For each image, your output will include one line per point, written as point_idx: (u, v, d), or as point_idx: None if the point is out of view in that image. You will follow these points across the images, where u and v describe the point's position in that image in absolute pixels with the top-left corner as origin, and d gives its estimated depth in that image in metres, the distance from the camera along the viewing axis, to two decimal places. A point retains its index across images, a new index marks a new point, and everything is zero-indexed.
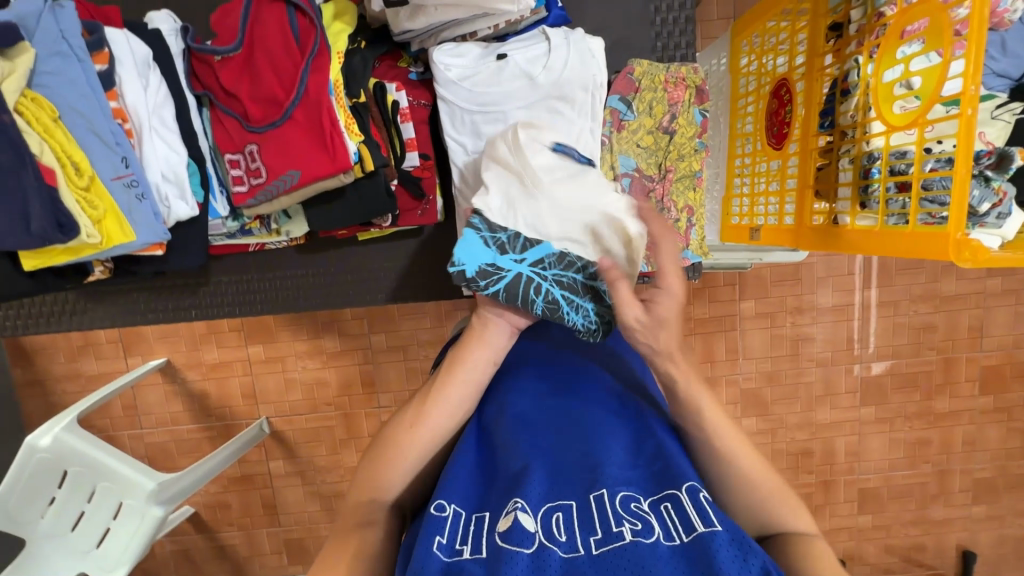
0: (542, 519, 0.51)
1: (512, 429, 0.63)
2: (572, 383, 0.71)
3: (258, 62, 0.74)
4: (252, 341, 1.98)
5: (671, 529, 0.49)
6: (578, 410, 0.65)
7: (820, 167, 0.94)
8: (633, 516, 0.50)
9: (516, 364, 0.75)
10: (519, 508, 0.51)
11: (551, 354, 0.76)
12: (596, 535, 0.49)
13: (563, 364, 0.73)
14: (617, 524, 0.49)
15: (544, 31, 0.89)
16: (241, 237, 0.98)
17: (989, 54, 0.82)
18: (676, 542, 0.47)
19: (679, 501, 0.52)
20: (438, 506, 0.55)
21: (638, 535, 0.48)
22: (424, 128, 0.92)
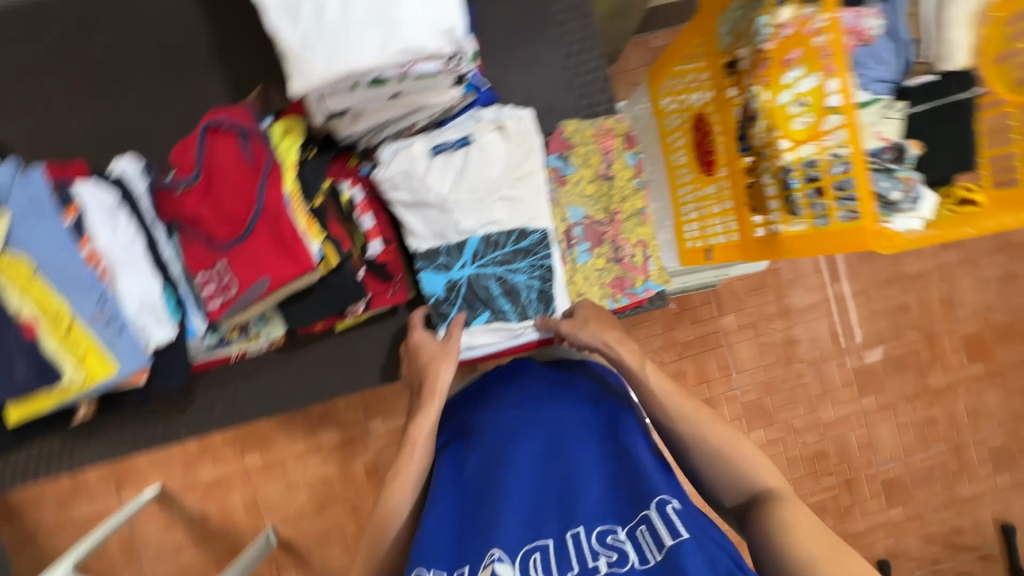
0: (521, 564, 0.66)
1: (504, 481, 0.76)
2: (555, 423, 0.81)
3: (219, 187, 0.80)
4: (248, 451, 1.94)
5: (646, 552, 0.62)
6: (563, 453, 0.77)
7: (749, 184, 1.02)
8: (609, 549, 0.64)
9: (497, 417, 0.86)
10: (496, 560, 0.67)
11: (530, 400, 0.86)
12: (574, 570, 0.64)
13: (546, 406, 0.84)
14: (593, 559, 0.64)
15: (475, 113, 0.99)
16: (222, 349, 1.01)
17: (865, 65, 0.92)
18: (650, 563, 0.61)
19: (651, 524, 0.64)
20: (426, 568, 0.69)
21: (614, 566, 0.62)
22: (382, 216, 0.99)
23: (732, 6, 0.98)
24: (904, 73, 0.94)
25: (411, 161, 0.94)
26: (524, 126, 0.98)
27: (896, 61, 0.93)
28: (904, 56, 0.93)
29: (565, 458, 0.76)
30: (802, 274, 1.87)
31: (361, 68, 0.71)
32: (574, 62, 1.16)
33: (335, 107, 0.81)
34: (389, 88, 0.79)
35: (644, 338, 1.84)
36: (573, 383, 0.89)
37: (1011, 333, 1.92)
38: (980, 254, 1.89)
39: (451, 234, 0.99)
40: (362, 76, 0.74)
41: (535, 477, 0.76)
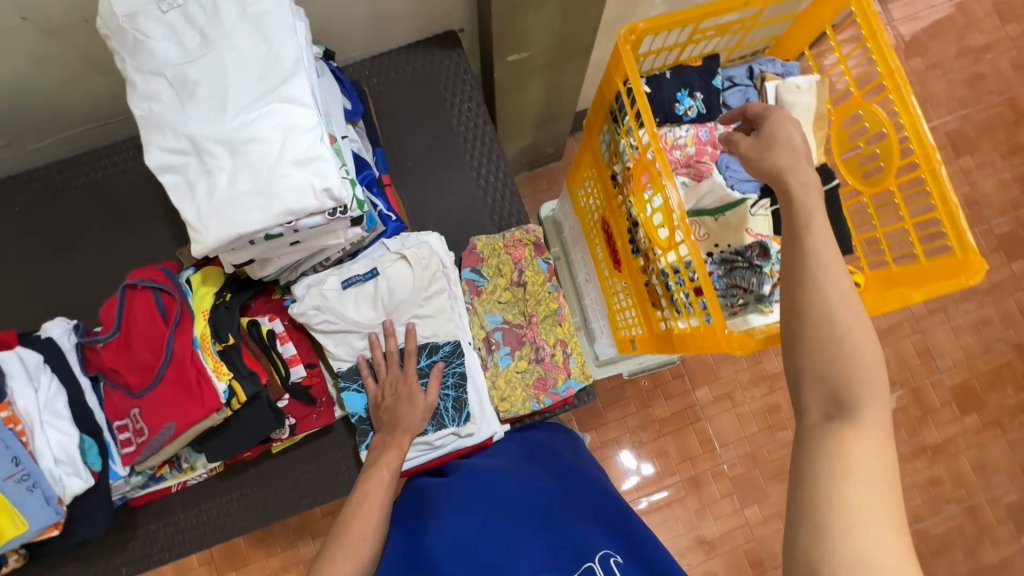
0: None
1: (451, 537, 0.79)
2: (498, 482, 0.90)
3: (133, 340, 0.88)
4: (225, 570, 1.89)
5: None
6: (508, 507, 0.84)
7: (646, 282, 1.08)
8: None
9: (447, 487, 0.91)
10: None
11: (477, 472, 0.94)
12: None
13: (493, 472, 0.93)
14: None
15: (384, 243, 1.07)
16: (155, 484, 1.04)
17: (732, 166, 0.96)
18: None
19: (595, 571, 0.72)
20: None
21: None
22: (305, 342, 1.07)
23: (603, 128, 1.08)
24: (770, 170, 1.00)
25: (322, 295, 1.02)
26: (425, 251, 1.05)
27: None
28: None
29: (519, 500, 0.85)
30: None
31: (248, 230, 0.81)
32: (484, 181, 1.28)
33: (240, 259, 0.90)
34: (286, 238, 0.89)
35: (614, 421, 1.85)
36: (526, 448, 1.04)
37: (999, 378, 1.76)
38: (949, 302, 1.78)
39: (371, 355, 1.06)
40: (255, 235, 0.84)
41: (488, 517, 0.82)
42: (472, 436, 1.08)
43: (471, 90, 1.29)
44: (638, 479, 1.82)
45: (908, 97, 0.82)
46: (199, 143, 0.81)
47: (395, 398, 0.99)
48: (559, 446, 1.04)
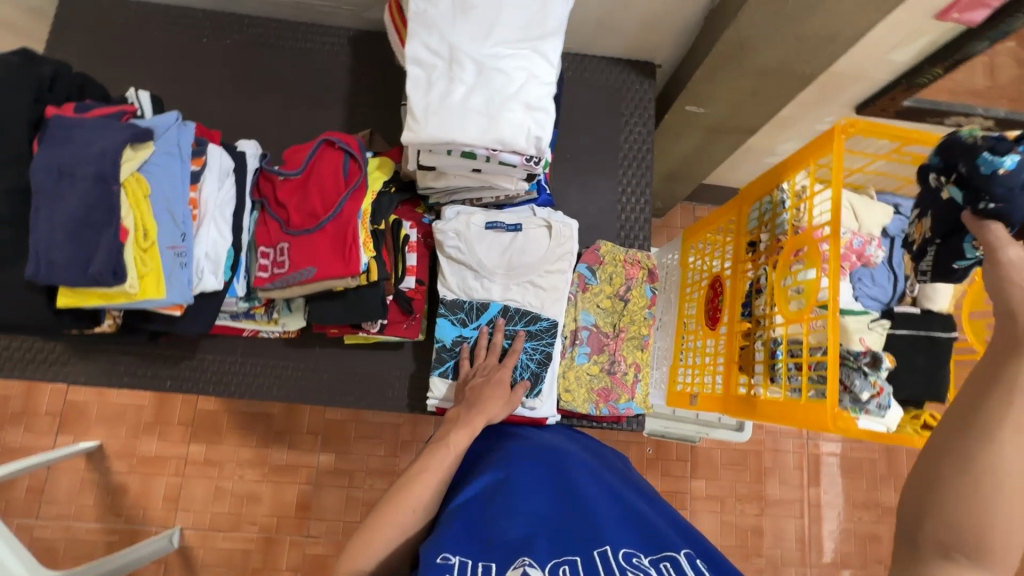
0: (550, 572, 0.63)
1: (525, 502, 0.76)
2: (563, 463, 0.86)
3: (311, 186, 0.97)
4: (197, 439, 1.98)
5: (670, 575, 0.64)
6: (578, 483, 0.81)
7: (742, 346, 1.14)
8: (634, 570, 0.64)
9: (511, 455, 0.88)
10: (528, 564, 0.63)
11: (542, 450, 0.91)
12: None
13: (560, 453, 0.90)
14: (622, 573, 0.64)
15: (533, 208, 1.16)
16: (243, 319, 1.10)
17: (864, 283, 1.08)
18: None
19: (677, 562, 0.66)
20: (444, 557, 0.64)
21: None
22: (425, 260, 1.13)
23: (762, 198, 1.15)
24: (895, 298, 1.08)
25: (466, 225, 1.10)
26: (567, 231, 1.13)
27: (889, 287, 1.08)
28: (895, 284, 1.08)
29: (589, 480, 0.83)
30: (778, 464, 1.97)
31: (462, 140, 0.89)
32: (625, 198, 1.36)
33: (427, 163, 0.98)
34: (474, 162, 0.97)
35: None
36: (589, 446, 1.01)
37: None
38: None
39: (477, 295, 1.13)
40: (458, 147, 0.93)
41: (557, 493, 0.79)
42: (533, 410, 1.12)
43: (648, 119, 1.38)
44: None
45: None
46: (456, 54, 0.91)
47: (483, 384, 1.02)
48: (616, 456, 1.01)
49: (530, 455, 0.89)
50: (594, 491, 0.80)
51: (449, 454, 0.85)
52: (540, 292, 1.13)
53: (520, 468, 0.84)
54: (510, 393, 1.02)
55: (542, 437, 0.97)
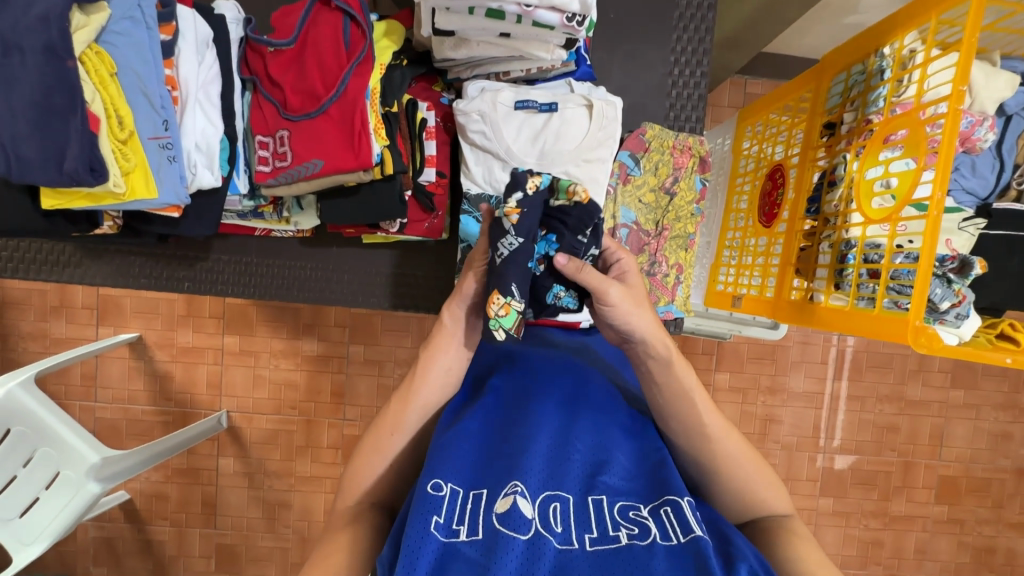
0: (540, 507, 0.60)
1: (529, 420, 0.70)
2: (583, 386, 0.78)
3: (307, 58, 0.81)
4: (230, 331, 2.03)
5: (669, 531, 0.58)
6: (589, 409, 0.74)
7: (802, 247, 1.02)
8: (630, 523, 0.59)
9: (526, 362, 0.81)
10: (518, 493, 0.60)
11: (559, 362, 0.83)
12: (590, 535, 0.58)
13: (579, 370, 0.81)
14: (614, 529, 0.58)
15: (570, 83, 0.98)
16: (252, 219, 1.02)
17: (961, 172, 0.91)
18: (673, 541, 0.56)
19: (678, 506, 0.60)
20: (435, 486, 0.60)
21: (634, 538, 0.57)
22: (446, 149, 0.99)
23: (852, 66, 0.94)
24: (996, 193, 0.92)
25: (492, 105, 0.94)
26: (611, 111, 0.96)
27: (990, 178, 0.91)
28: (1000, 174, 0.92)
29: (597, 408, 0.74)
30: (807, 360, 1.94)
31: None
32: (678, 70, 1.14)
33: (444, 27, 0.81)
34: (503, 25, 0.80)
35: None
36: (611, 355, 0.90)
37: (985, 489, 1.98)
38: (985, 404, 1.96)
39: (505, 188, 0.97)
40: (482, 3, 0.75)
41: (565, 417, 0.72)
42: None
43: None
44: None
45: None
46: None
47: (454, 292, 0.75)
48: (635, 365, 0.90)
49: (537, 372, 0.80)
50: (601, 423, 0.72)
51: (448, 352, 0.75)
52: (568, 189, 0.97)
53: (523, 388, 0.77)
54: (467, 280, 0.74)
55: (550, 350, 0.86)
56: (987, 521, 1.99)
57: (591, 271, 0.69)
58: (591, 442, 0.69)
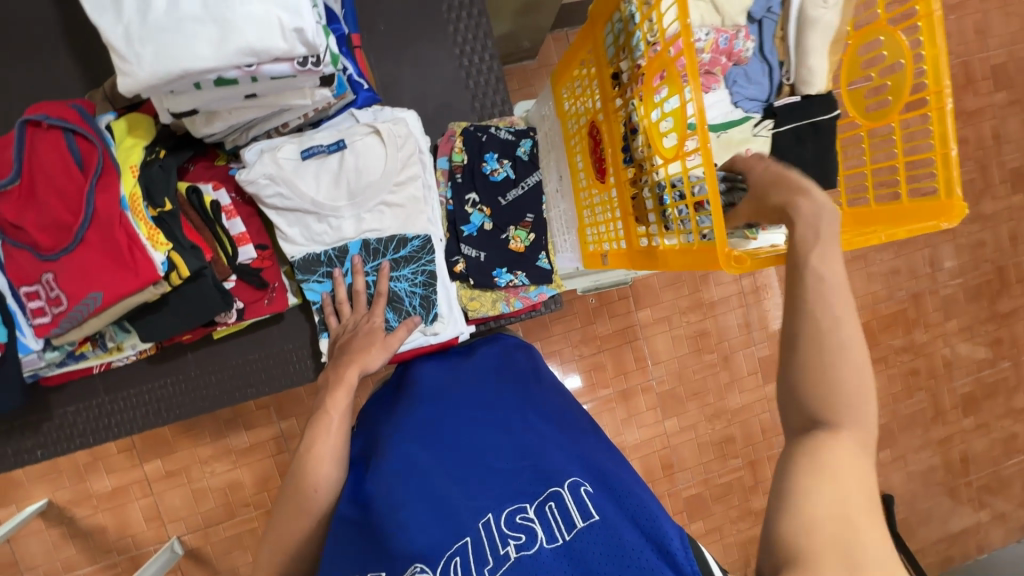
0: (442, 573, 0.58)
1: (405, 477, 0.69)
2: (463, 414, 0.77)
3: (40, 189, 0.72)
4: (148, 458, 1.87)
5: (554, 530, 0.59)
6: (467, 436, 0.73)
7: (633, 194, 1.04)
8: (517, 531, 0.59)
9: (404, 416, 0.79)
10: (419, 572, 0.58)
11: (433, 395, 0.83)
12: (489, 565, 0.57)
13: (454, 399, 0.81)
14: (503, 544, 0.59)
15: (353, 114, 0.95)
16: (74, 362, 0.92)
17: (738, 84, 0.96)
18: (558, 542, 0.57)
19: (562, 500, 0.61)
20: None
21: (521, 549, 0.58)
22: (255, 220, 0.94)
23: (611, 16, 0.97)
24: (774, 91, 0.98)
25: (277, 164, 0.88)
26: (402, 130, 0.93)
27: (765, 81, 0.97)
28: (771, 76, 0.97)
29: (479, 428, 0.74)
30: (711, 270, 2.05)
31: (197, 68, 0.66)
32: (467, 61, 1.12)
33: (182, 109, 0.75)
34: (241, 89, 0.74)
35: (564, 332, 1.96)
36: (492, 357, 0.92)
37: (894, 322, 2.19)
38: (869, 251, 2.15)
39: (329, 240, 0.95)
40: (202, 78, 0.69)
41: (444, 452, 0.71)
42: (438, 335, 1.02)
43: None
44: (586, 388, 1.97)
45: (936, 26, 0.79)
46: None
47: (354, 333, 0.92)
48: (524, 358, 0.91)
49: (418, 418, 0.78)
50: (480, 441, 0.72)
51: (336, 420, 0.80)
52: (395, 224, 0.97)
53: (394, 443, 0.74)
54: (382, 341, 0.91)
55: (429, 389, 0.85)
56: (903, 348, 2.20)
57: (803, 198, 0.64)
58: (471, 471, 0.68)
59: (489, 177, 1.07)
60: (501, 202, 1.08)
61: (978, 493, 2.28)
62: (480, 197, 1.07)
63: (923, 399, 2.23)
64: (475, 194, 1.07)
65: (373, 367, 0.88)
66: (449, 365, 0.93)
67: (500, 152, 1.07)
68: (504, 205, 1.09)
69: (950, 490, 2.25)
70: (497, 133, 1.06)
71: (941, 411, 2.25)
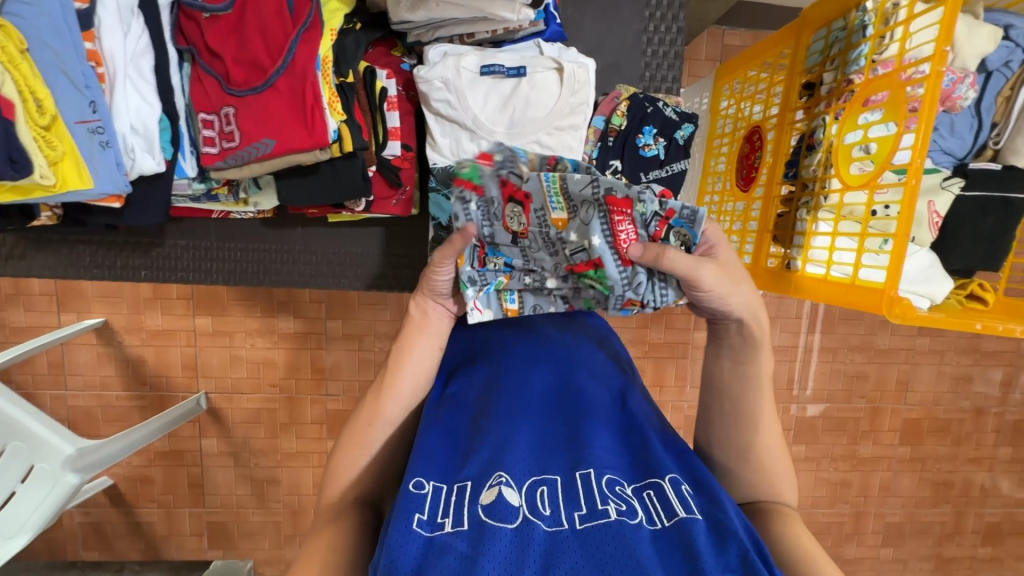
0: (527, 495, 0.53)
1: (503, 404, 0.65)
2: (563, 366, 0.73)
3: (247, 26, 0.76)
4: (201, 311, 1.90)
5: (653, 514, 0.51)
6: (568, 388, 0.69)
7: (780, 213, 0.99)
8: (617, 498, 0.52)
9: (505, 351, 0.75)
10: (502, 483, 0.53)
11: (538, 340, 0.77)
12: (580, 511, 0.51)
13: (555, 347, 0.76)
14: (603, 503, 0.51)
15: (539, 44, 0.93)
16: (206, 202, 0.94)
17: (939, 132, 0.89)
18: (658, 526, 0.50)
19: (662, 490, 0.54)
20: (416, 484, 0.54)
21: (623, 515, 0.50)
22: (409, 119, 0.93)
23: (832, 21, 0.90)
24: (972, 152, 0.91)
25: (456, 71, 0.88)
26: (583, 75, 0.91)
27: (969, 138, 0.90)
28: (977, 134, 0.90)
29: (580, 397, 0.67)
30: (783, 315, 1.96)
31: None
32: (653, 27, 1.07)
33: None
34: None
35: (617, 327, 1.91)
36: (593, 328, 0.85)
37: (945, 429, 2.06)
38: (949, 350, 2.01)
39: (473, 160, 0.94)
40: None
41: (541, 410, 0.66)
42: None
43: None
44: None
45: None
46: None
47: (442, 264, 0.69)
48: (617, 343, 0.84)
49: (521, 356, 0.74)
50: (579, 410, 0.66)
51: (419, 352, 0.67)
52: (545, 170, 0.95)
53: (496, 373, 0.71)
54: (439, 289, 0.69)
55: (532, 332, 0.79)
56: (946, 458, 2.07)
57: (676, 253, 0.59)
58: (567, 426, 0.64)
59: (640, 150, 1.04)
60: (645, 178, 1.04)
61: None
62: (625, 167, 1.04)
63: (947, 513, 2.11)
64: (618, 162, 1.04)
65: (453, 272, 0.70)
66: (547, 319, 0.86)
67: (660, 129, 1.03)
68: (644, 182, 1.05)
69: None
70: (663, 109, 1.02)
71: (958, 531, 2.12)
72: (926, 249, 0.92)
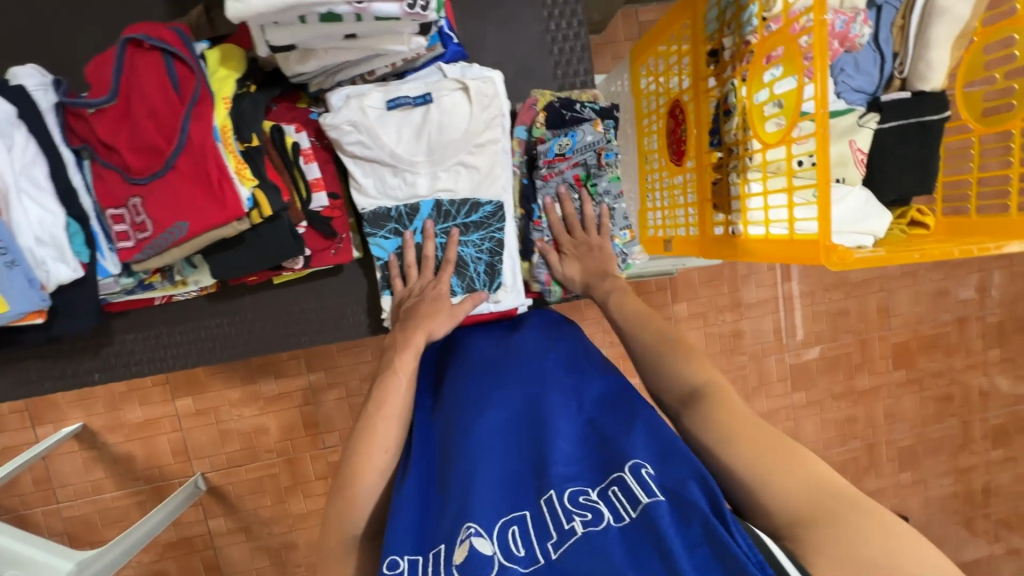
0: (499, 538, 0.52)
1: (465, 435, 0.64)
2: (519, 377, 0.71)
3: (135, 112, 0.74)
4: (180, 394, 1.85)
5: (621, 508, 0.50)
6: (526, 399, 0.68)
7: (715, 180, 1.00)
8: (582, 509, 0.52)
9: (464, 381, 0.74)
10: (473, 534, 0.52)
11: (494, 364, 0.75)
12: (552, 540, 0.50)
13: (508, 363, 0.75)
14: (567, 520, 0.51)
15: (441, 68, 0.93)
16: (142, 292, 0.92)
17: (845, 72, 0.91)
18: (624, 520, 0.49)
19: (624, 481, 0.53)
20: (392, 565, 0.54)
21: (588, 526, 0.50)
22: (330, 167, 0.92)
23: None
24: (882, 85, 0.93)
25: (362, 111, 0.87)
26: (490, 88, 0.91)
27: (875, 73, 0.92)
28: (883, 67, 0.92)
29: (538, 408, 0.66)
30: (755, 271, 1.98)
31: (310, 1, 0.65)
32: (554, 25, 1.08)
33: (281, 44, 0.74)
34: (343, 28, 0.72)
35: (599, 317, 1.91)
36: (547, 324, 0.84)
37: (934, 344, 2.09)
38: (919, 269, 2.04)
39: (401, 195, 0.93)
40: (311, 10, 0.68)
41: (505, 431, 0.64)
42: (499, 304, 0.99)
43: None
44: None
45: None
46: None
47: (420, 298, 0.88)
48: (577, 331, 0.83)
49: (478, 381, 0.72)
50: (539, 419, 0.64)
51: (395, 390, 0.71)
52: (474, 189, 0.95)
53: (456, 407, 0.70)
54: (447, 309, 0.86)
55: (491, 353, 0.78)
56: (940, 372, 2.10)
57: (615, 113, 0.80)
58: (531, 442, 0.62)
59: None
60: None
61: (994, 527, 2.19)
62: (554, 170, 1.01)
63: (953, 425, 2.14)
64: None
65: (438, 334, 0.82)
66: (497, 336, 0.85)
67: None
68: None
69: (966, 519, 2.18)
70: (581, 110, 0.97)
71: (969, 440, 2.16)
72: (859, 187, 0.94)
